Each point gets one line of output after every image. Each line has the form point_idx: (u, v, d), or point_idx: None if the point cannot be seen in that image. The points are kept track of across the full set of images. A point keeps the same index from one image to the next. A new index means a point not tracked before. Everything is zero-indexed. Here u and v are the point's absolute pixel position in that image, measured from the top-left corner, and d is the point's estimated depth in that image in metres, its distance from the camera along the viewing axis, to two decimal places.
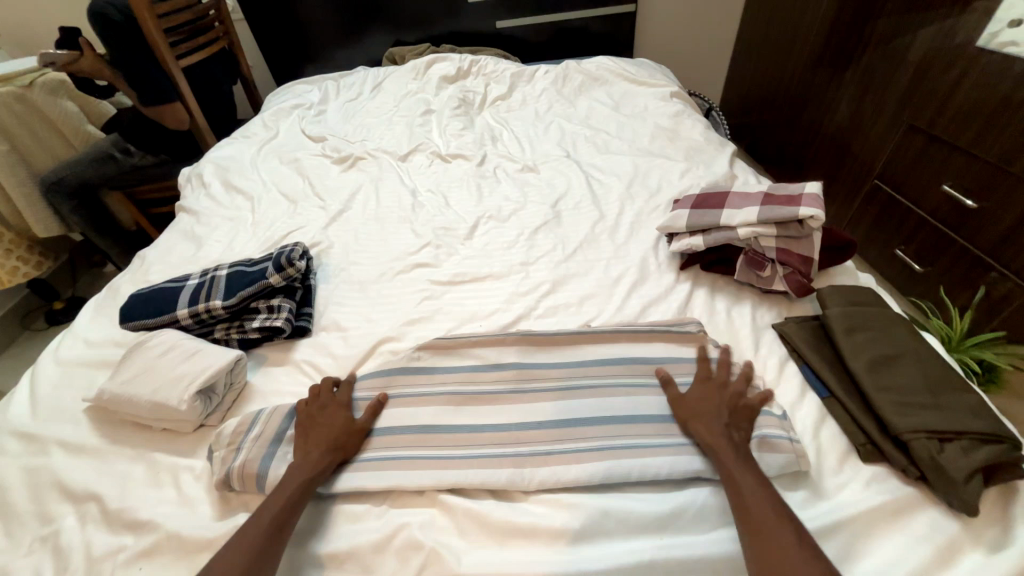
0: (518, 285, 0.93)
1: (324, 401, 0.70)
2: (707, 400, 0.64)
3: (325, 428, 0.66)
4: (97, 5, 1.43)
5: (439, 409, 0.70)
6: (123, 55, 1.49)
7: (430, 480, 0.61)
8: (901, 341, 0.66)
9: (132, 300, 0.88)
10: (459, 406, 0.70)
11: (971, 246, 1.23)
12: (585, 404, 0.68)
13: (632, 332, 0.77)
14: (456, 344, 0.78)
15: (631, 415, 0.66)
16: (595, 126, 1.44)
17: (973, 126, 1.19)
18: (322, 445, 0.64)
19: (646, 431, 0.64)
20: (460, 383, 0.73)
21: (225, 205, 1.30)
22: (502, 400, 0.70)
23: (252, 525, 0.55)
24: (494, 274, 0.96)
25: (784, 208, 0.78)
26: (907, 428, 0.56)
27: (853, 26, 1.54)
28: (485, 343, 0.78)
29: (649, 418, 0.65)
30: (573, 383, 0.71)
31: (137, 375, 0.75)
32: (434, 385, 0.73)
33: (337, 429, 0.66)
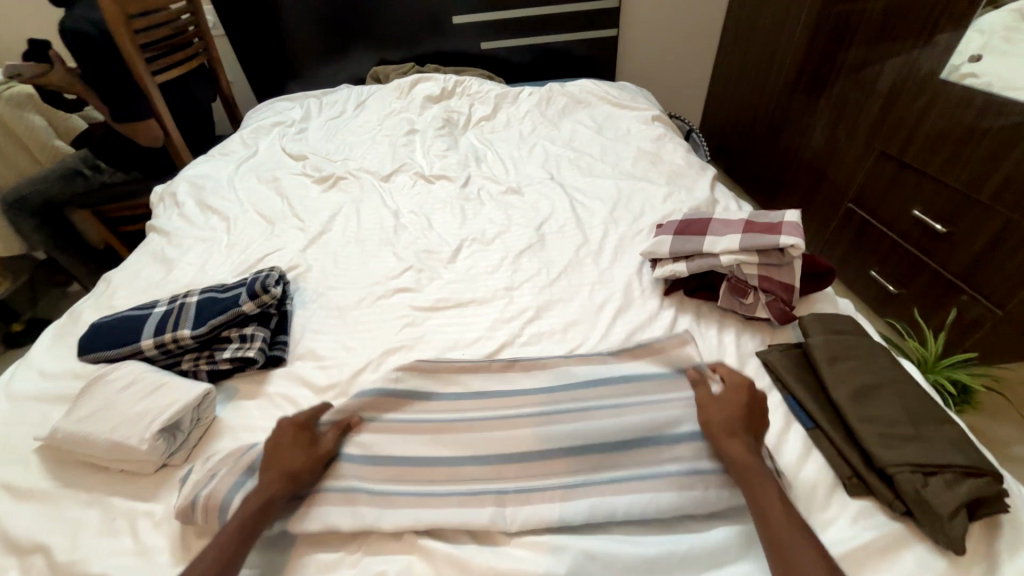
0: (502, 310, 0.92)
1: (284, 422, 0.68)
2: (737, 413, 0.62)
3: (284, 451, 0.64)
4: (72, 22, 1.40)
5: (429, 437, 0.68)
6: (96, 70, 1.45)
7: (407, 520, 0.59)
8: (880, 370, 0.66)
9: (92, 330, 0.83)
10: (436, 436, 0.68)
11: (943, 269, 1.26)
12: (583, 440, 0.65)
13: (617, 356, 0.77)
14: (441, 370, 0.76)
15: (614, 441, 0.65)
16: (578, 148, 1.45)
17: (939, 155, 1.24)
18: (278, 469, 0.61)
19: (628, 461, 0.63)
20: (440, 411, 0.71)
21: (199, 225, 1.26)
22: (497, 424, 0.69)
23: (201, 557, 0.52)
24: (477, 300, 0.95)
25: (765, 237, 0.79)
26: (891, 462, 0.56)
27: (824, 55, 1.60)
28: (469, 369, 0.76)
29: (632, 443, 0.64)
30: (555, 406, 0.70)
31: (94, 413, 0.70)
32: (417, 411, 0.71)
33: (296, 452, 0.64)
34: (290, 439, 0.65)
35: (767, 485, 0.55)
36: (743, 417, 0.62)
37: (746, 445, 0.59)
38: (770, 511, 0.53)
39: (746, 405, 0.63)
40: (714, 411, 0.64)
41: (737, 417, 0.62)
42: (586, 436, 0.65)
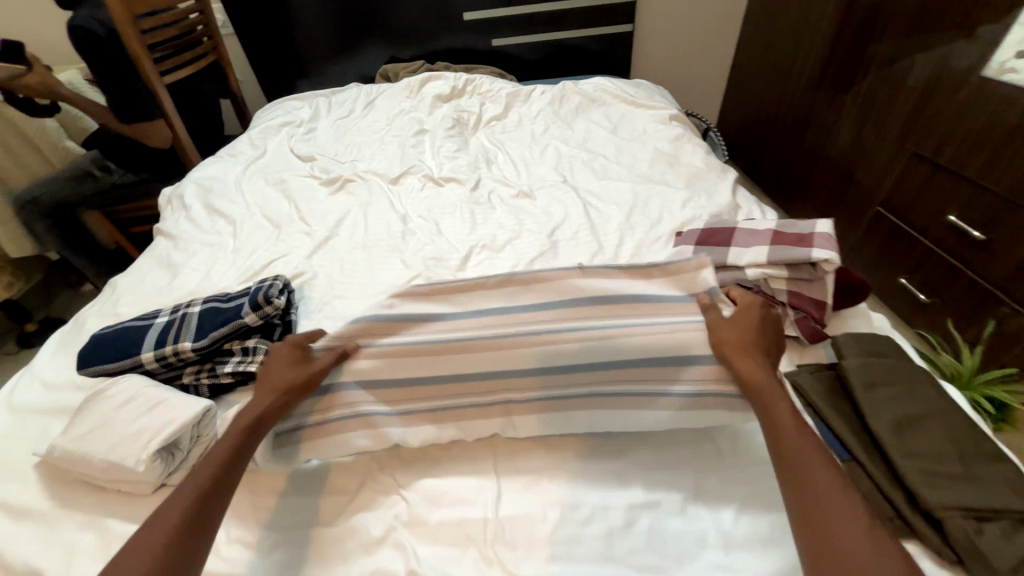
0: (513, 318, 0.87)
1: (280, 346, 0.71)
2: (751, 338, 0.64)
3: (280, 372, 0.67)
4: (80, 20, 1.39)
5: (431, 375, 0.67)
6: (104, 71, 1.44)
7: (419, 437, 0.66)
8: (923, 398, 0.61)
9: (93, 342, 0.82)
10: (435, 356, 0.67)
11: (980, 278, 1.19)
12: (587, 404, 0.65)
13: (627, 273, 0.72)
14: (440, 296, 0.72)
15: (620, 360, 0.65)
16: (592, 149, 1.40)
17: (979, 157, 1.16)
18: (272, 388, 0.66)
19: (635, 376, 0.65)
20: (441, 331, 0.69)
21: (205, 229, 1.24)
22: (498, 345, 0.67)
23: (209, 459, 0.58)
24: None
25: (795, 250, 0.74)
26: (941, 504, 0.50)
27: (853, 50, 1.52)
28: (465, 288, 0.73)
29: (639, 363, 0.65)
30: (558, 323, 0.67)
31: (92, 430, 0.68)
32: (419, 334, 0.69)
33: (290, 373, 0.67)
34: (284, 362, 0.68)
35: (781, 406, 0.56)
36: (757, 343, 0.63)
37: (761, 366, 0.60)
38: (778, 417, 0.55)
39: (759, 331, 0.65)
40: (731, 333, 0.64)
41: (751, 340, 0.63)
42: (587, 368, 0.65)
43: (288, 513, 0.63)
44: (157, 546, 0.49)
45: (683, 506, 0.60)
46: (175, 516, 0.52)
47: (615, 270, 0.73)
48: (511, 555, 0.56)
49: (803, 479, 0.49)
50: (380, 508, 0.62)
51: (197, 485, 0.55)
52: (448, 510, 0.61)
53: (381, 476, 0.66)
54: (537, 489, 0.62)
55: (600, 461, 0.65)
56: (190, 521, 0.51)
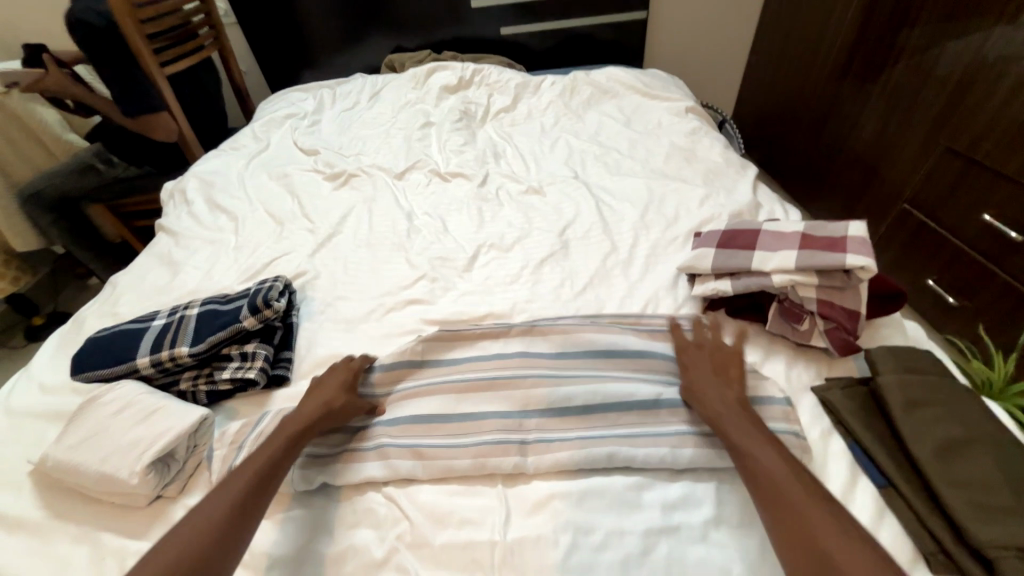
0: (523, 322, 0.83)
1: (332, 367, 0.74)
2: (711, 368, 0.67)
3: (328, 391, 0.69)
4: (79, 12, 1.35)
5: (444, 402, 0.70)
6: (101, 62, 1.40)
7: (422, 470, 0.63)
8: (968, 420, 0.56)
9: (88, 346, 0.79)
10: (460, 396, 0.70)
11: (1016, 282, 1.13)
12: (603, 433, 0.65)
13: (635, 334, 0.78)
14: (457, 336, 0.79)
15: (620, 403, 0.67)
16: (605, 143, 1.35)
17: (1019, 153, 1.09)
18: (320, 404, 0.67)
19: (636, 420, 0.66)
20: (466, 372, 0.73)
21: (207, 225, 1.21)
22: (515, 384, 0.71)
23: (246, 465, 0.58)
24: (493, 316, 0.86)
25: (826, 255, 0.69)
26: (992, 542, 0.46)
27: (882, 38, 1.45)
28: (488, 335, 0.79)
29: (633, 405, 0.67)
30: (562, 371, 0.72)
31: (86, 440, 0.65)
32: (443, 375, 0.74)
33: (340, 395, 0.69)
34: (335, 383, 0.71)
35: (747, 424, 0.58)
36: (717, 372, 0.67)
37: (724, 393, 0.63)
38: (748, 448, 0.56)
39: (717, 360, 0.68)
40: (691, 372, 0.68)
41: (710, 371, 0.67)
42: (597, 406, 0.67)
43: (287, 530, 0.60)
44: (191, 547, 0.49)
45: (704, 531, 0.56)
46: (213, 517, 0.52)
47: (620, 325, 0.79)
48: None
49: (780, 495, 0.50)
50: (383, 528, 0.59)
51: (236, 489, 0.55)
52: (452, 532, 0.58)
53: (386, 492, 0.63)
54: (547, 510, 0.59)
55: (614, 480, 0.61)
56: (228, 525, 0.51)
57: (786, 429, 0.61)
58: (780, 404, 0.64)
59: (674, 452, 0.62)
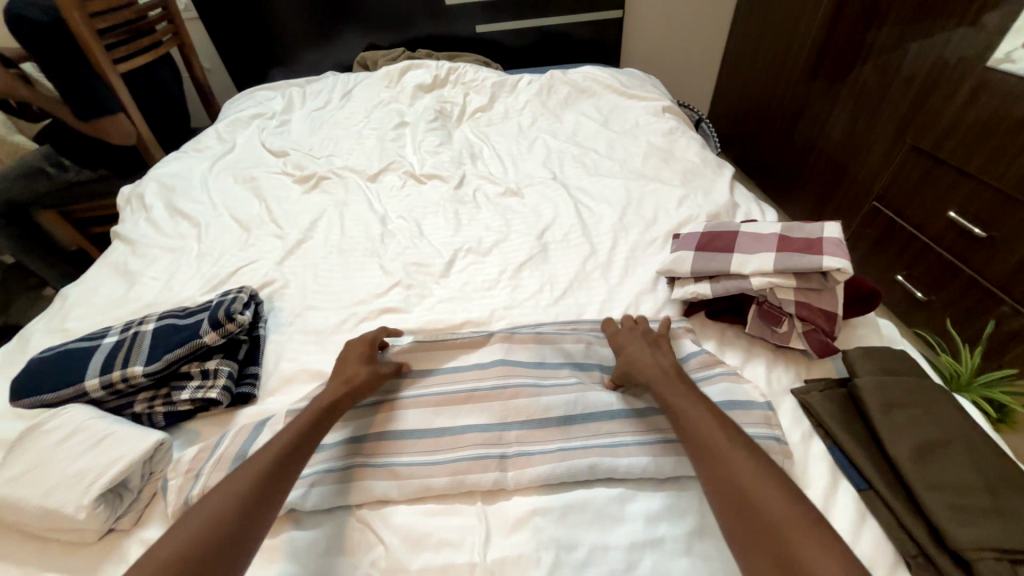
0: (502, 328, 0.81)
1: (349, 346, 0.74)
2: (643, 343, 0.70)
3: (350, 367, 0.70)
4: (18, 6, 1.25)
5: (422, 414, 0.67)
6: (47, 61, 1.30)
7: (397, 490, 0.60)
8: (945, 419, 0.56)
9: (29, 368, 0.73)
10: (437, 409, 0.68)
11: (979, 276, 1.17)
12: (585, 443, 0.63)
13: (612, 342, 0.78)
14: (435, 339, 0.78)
15: (600, 411, 0.66)
16: (583, 143, 1.33)
17: (981, 153, 1.13)
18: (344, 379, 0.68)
19: (618, 429, 0.64)
20: (443, 383, 0.71)
21: (167, 232, 1.15)
22: (494, 396, 0.68)
23: (276, 439, 0.58)
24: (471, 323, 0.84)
25: (804, 257, 0.69)
26: (971, 546, 0.46)
27: (850, 38, 1.47)
28: (466, 346, 0.76)
29: (615, 415, 0.66)
30: (542, 381, 0.70)
31: (24, 473, 0.60)
32: (420, 388, 0.71)
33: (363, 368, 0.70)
34: (356, 359, 0.71)
35: (679, 388, 0.61)
36: (650, 346, 0.70)
37: (657, 363, 0.66)
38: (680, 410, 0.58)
39: (647, 337, 0.72)
40: (626, 348, 0.70)
41: (644, 346, 0.70)
42: (578, 415, 0.66)
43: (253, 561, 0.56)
44: (222, 512, 0.48)
45: (688, 544, 0.55)
46: (234, 494, 0.50)
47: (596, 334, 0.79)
48: None
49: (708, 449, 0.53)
50: (357, 554, 0.56)
51: (261, 465, 0.54)
52: (429, 555, 0.55)
53: (360, 516, 0.60)
54: (528, 527, 0.57)
55: (597, 492, 0.60)
56: (251, 499, 0.50)
57: (768, 434, 0.60)
58: (760, 408, 0.63)
59: (656, 460, 0.61)
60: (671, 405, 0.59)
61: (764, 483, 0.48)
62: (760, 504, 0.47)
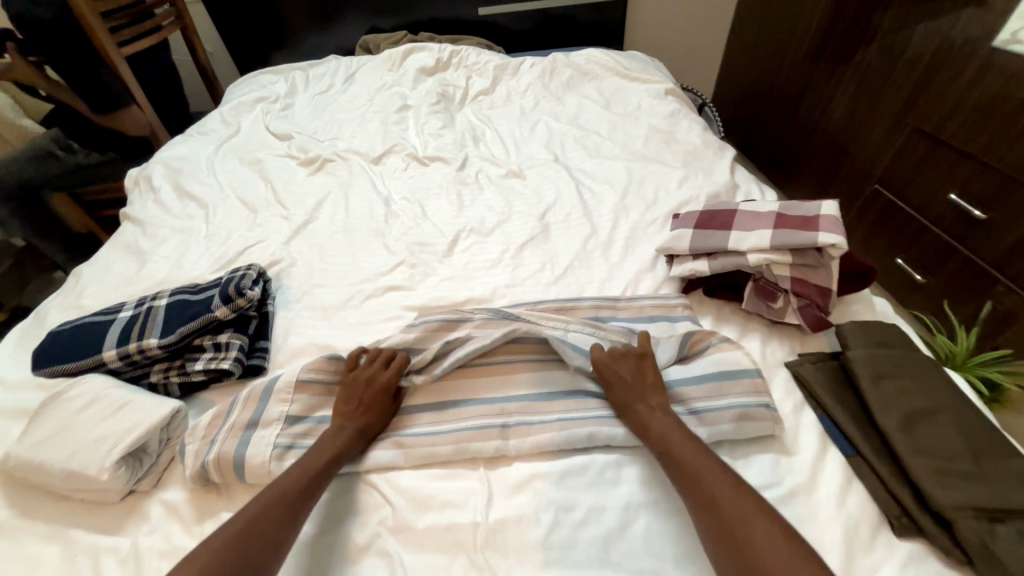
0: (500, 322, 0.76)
1: (368, 375, 0.68)
2: (631, 377, 0.65)
3: (371, 407, 0.65)
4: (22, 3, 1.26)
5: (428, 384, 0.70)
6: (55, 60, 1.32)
7: (404, 457, 0.63)
8: (934, 391, 0.58)
9: (49, 339, 0.76)
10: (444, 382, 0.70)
11: (976, 257, 1.18)
12: (583, 414, 0.65)
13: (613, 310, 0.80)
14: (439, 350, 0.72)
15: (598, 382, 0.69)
16: (585, 126, 1.33)
17: (984, 133, 1.13)
18: (363, 421, 0.64)
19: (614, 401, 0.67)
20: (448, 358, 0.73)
21: (175, 213, 1.17)
22: (497, 369, 0.71)
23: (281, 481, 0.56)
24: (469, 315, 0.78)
25: (800, 234, 0.70)
26: (951, 505, 0.48)
27: (856, 19, 1.45)
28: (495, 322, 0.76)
29: None
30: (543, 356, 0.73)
31: (48, 437, 0.63)
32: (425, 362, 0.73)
33: (384, 410, 0.66)
34: (381, 398, 0.66)
35: (672, 431, 0.58)
36: (639, 381, 0.64)
37: (648, 403, 0.62)
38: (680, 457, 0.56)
39: (636, 368, 0.66)
40: (614, 383, 0.65)
41: (633, 383, 0.64)
42: (577, 387, 0.69)
43: None
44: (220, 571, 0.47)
45: (682, 506, 0.57)
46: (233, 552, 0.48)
47: (598, 304, 0.80)
48: (502, 562, 0.54)
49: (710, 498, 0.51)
50: (366, 514, 0.59)
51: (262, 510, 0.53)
52: (433, 515, 0.58)
53: (368, 479, 0.63)
54: (529, 490, 0.59)
55: (594, 457, 0.62)
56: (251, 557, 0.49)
57: (758, 402, 0.62)
58: (750, 377, 0.65)
59: None
60: (665, 451, 0.57)
61: (762, 529, 0.48)
62: (762, 560, 0.45)
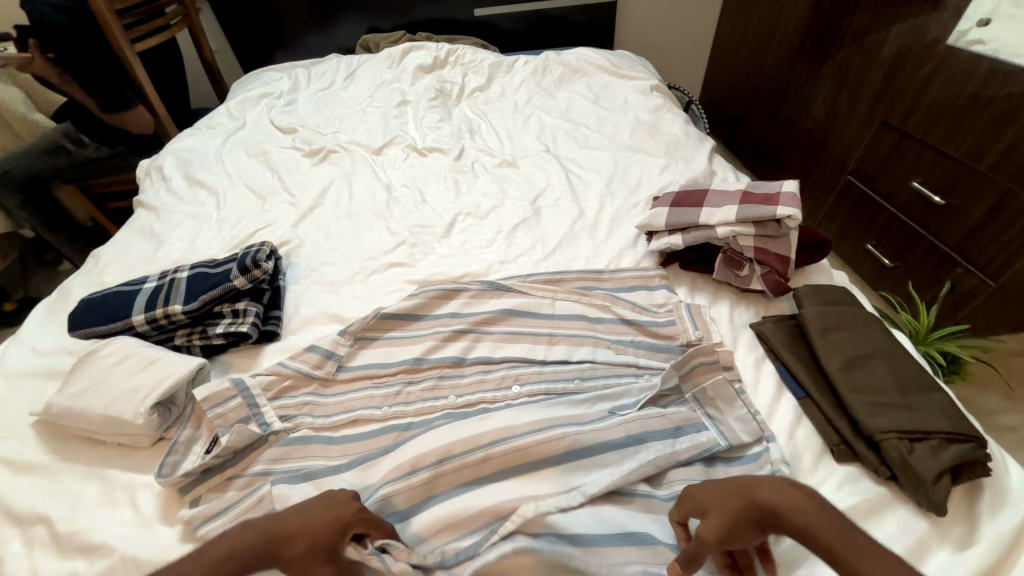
0: (569, 435, 0.60)
1: (339, 507, 0.51)
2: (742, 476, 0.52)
3: (292, 538, 0.49)
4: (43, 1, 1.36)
5: (429, 344, 0.77)
6: (75, 60, 1.40)
7: (408, 408, 0.69)
8: (873, 340, 0.66)
9: (82, 306, 0.83)
10: (444, 342, 0.77)
11: (939, 241, 1.27)
12: (564, 365, 0.74)
13: (599, 282, 0.87)
14: (451, 537, 0.54)
15: (586, 339, 0.77)
16: (575, 120, 1.41)
17: (941, 125, 1.23)
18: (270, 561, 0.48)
19: (599, 373, 0.72)
20: (447, 321, 0.80)
21: (187, 200, 1.23)
22: (492, 331, 0.79)
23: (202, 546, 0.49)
24: (513, 449, 0.59)
25: (762, 208, 0.79)
26: (879, 429, 0.56)
27: (829, 21, 1.55)
28: (503, 291, 0.84)
29: (602, 342, 0.76)
30: (534, 322, 0.80)
31: (87, 388, 0.70)
32: (426, 327, 0.80)
33: (299, 561, 0.48)
34: (307, 543, 0.48)
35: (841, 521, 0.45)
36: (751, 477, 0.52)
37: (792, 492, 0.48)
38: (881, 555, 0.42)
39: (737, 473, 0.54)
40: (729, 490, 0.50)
41: (738, 488, 0.50)
42: (564, 345, 0.76)
43: None
44: None
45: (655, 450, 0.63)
46: None
47: (584, 275, 0.88)
48: None
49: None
50: None
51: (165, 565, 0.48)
52: None
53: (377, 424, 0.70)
54: None
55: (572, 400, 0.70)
56: None
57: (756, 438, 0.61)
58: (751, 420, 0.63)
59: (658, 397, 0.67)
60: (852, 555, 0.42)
61: None
62: None
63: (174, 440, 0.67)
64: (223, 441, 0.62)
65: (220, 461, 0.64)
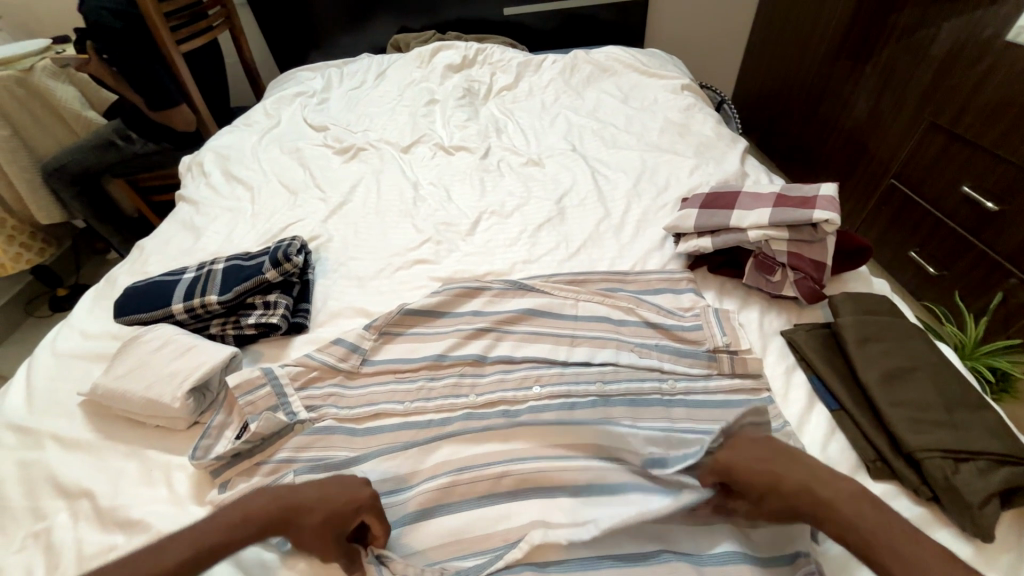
0: (592, 468, 0.59)
1: (351, 492, 0.54)
2: (774, 460, 0.52)
3: (308, 509, 0.52)
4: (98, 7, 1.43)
5: (452, 342, 0.77)
6: (125, 60, 1.47)
7: (430, 404, 0.70)
8: (915, 354, 0.63)
9: (128, 294, 0.88)
10: (467, 340, 0.78)
11: (991, 251, 1.20)
12: (586, 367, 0.73)
13: (624, 285, 0.85)
14: (456, 555, 0.54)
15: (609, 342, 0.76)
16: (602, 119, 1.40)
17: (997, 126, 1.15)
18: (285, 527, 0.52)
19: (622, 376, 0.71)
20: (469, 320, 0.81)
21: (225, 195, 1.28)
22: (515, 330, 0.79)
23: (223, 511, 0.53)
24: (531, 470, 0.59)
25: (797, 211, 0.76)
26: (920, 447, 0.54)
27: (876, 17, 1.48)
28: (526, 291, 0.84)
29: (626, 344, 0.75)
30: (557, 323, 0.79)
31: (130, 371, 0.73)
32: (448, 325, 0.80)
33: (311, 531, 0.51)
34: (321, 515, 0.52)
35: (871, 518, 0.46)
36: (789, 459, 0.52)
37: (827, 489, 0.49)
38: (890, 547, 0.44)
39: (774, 451, 0.53)
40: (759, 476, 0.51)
41: (769, 466, 0.51)
42: (587, 346, 0.76)
43: None
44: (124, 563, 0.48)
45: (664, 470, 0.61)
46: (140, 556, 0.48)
47: (609, 276, 0.86)
48: None
49: None
50: None
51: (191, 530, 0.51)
52: None
53: None
54: None
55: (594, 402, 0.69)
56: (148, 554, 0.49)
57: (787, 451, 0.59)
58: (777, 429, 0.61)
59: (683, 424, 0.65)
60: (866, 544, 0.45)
61: None
62: None
63: (207, 424, 0.70)
64: (253, 428, 0.64)
65: (249, 447, 0.66)
